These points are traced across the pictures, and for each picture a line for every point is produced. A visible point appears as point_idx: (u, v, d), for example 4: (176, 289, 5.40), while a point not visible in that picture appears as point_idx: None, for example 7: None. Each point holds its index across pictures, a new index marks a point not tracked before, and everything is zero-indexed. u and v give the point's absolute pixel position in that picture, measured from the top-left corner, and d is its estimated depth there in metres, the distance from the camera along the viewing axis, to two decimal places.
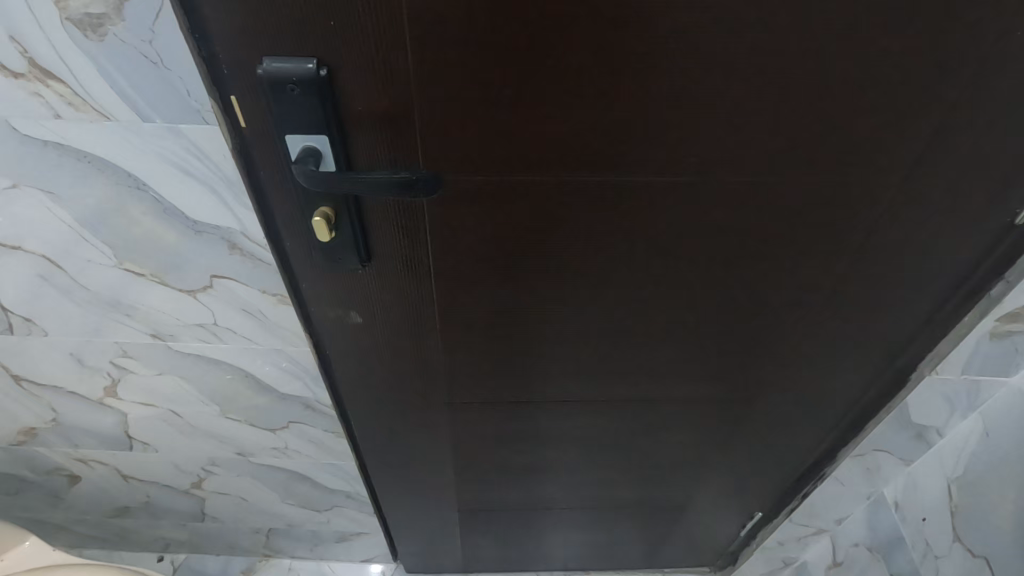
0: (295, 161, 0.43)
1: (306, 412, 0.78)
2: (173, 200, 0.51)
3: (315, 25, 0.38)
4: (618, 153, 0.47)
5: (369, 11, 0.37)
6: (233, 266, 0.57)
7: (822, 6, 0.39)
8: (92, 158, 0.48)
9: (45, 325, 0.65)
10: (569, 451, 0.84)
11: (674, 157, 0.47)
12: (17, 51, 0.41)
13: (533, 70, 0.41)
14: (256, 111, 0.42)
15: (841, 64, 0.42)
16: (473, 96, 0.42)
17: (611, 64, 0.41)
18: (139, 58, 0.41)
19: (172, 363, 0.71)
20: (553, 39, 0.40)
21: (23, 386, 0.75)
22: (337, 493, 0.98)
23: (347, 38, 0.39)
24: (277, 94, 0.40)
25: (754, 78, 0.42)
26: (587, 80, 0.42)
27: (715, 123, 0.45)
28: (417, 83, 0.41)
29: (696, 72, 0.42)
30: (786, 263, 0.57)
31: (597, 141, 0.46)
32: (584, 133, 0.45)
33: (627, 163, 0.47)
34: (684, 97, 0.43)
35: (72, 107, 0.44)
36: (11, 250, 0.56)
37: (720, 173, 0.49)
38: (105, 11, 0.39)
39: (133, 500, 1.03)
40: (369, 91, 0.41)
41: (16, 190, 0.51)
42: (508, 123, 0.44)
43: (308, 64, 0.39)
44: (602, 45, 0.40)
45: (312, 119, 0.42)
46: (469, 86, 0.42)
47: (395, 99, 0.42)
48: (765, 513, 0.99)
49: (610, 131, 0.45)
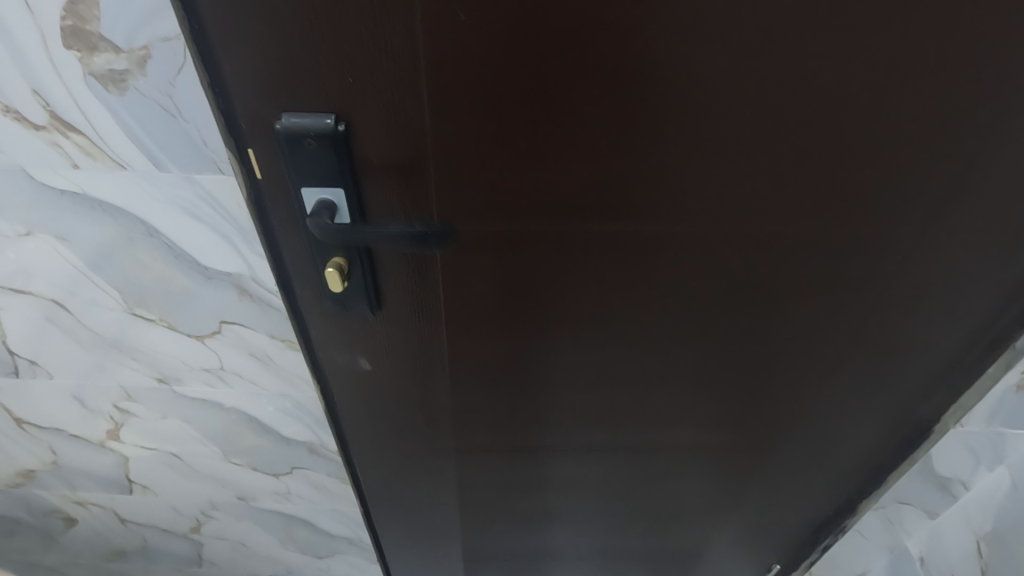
0: (310, 214, 0.43)
1: (309, 455, 0.76)
2: (184, 247, 0.51)
3: (336, 82, 0.38)
4: (631, 202, 0.46)
5: (388, 69, 0.38)
6: (242, 311, 0.56)
7: (837, 64, 0.39)
8: (106, 206, 0.48)
9: (50, 367, 0.64)
10: (579, 499, 0.82)
11: (690, 207, 0.47)
12: (39, 105, 0.42)
13: (548, 121, 0.41)
14: (272, 162, 0.42)
15: (855, 119, 0.42)
16: (487, 147, 0.42)
17: (626, 116, 0.41)
18: (159, 111, 0.41)
19: (176, 406, 0.70)
20: (569, 94, 0.40)
21: (24, 427, 0.74)
22: (338, 538, 0.95)
23: (366, 95, 0.39)
24: (293, 148, 0.40)
25: (772, 129, 0.42)
26: (602, 132, 0.42)
27: (730, 174, 0.45)
28: (434, 136, 0.41)
29: (712, 126, 0.42)
30: (802, 310, 0.56)
31: (611, 191, 0.46)
32: (598, 183, 0.45)
33: (642, 213, 0.47)
34: (700, 149, 0.43)
35: (89, 157, 0.45)
36: (21, 294, 0.56)
37: (735, 223, 0.48)
38: (129, 67, 0.39)
39: (129, 543, 1.00)
40: (386, 145, 0.42)
41: (29, 236, 0.51)
42: (521, 173, 0.44)
43: (325, 120, 0.40)
44: (618, 99, 0.40)
45: (327, 172, 0.42)
46: (485, 138, 0.42)
47: (411, 152, 0.42)
48: (782, 565, 0.95)
49: (625, 181, 0.45)
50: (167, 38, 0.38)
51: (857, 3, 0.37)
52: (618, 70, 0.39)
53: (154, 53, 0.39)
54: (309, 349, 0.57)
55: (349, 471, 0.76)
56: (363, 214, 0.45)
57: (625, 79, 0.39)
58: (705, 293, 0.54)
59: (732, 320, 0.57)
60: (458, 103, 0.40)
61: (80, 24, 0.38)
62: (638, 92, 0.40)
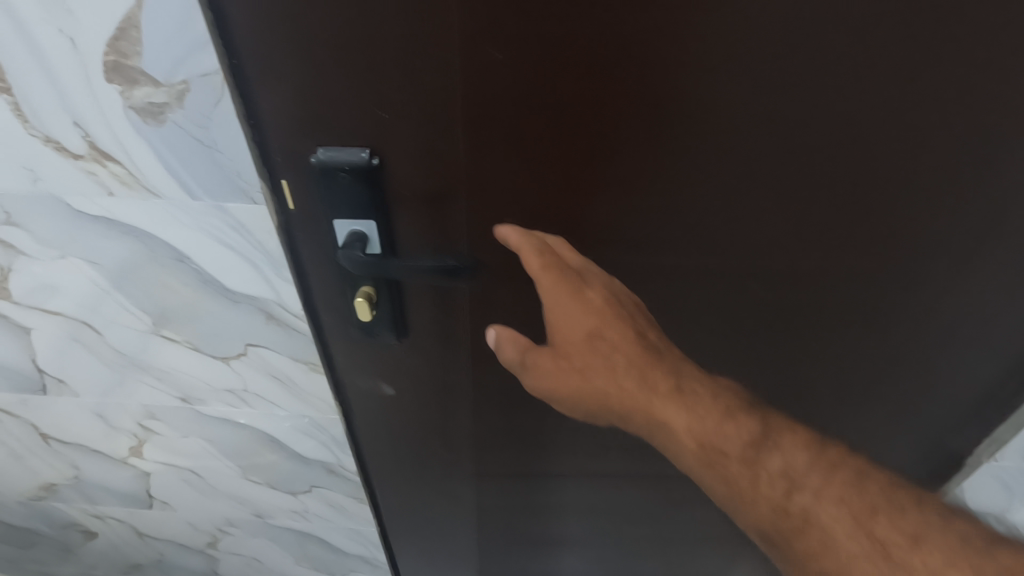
0: (342, 246, 0.44)
1: (327, 476, 0.76)
2: (213, 273, 0.51)
3: (370, 117, 0.39)
4: (659, 234, 0.46)
5: (420, 104, 0.38)
6: (267, 335, 0.57)
7: (873, 99, 0.39)
8: (139, 232, 0.49)
9: (77, 385, 0.65)
10: (597, 523, 0.81)
11: (718, 239, 0.46)
12: (79, 135, 0.42)
13: (580, 156, 0.41)
14: (304, 193, 0.42)
15: (890, 152, 0.42)
16: (518, 181, 0.42)
17: (658, 151, 0.41)
18: (195, 144, 0.42)
19: (198, 426, 0.70)
20: (599, 127, 0.40)
21: (49, 442, 0.74)
22: (353, 557, 0.94)
23: (398, 129, 0.39)
24: (328, 180, 0.41)
25: (802, 162, 0.42)
26: (631, 165, 0.42)
27: (759, 205, 0.44)
28: (464, 168, 0.41)
29: (743, 158, 0.42)
30: (829, 340, 0.55)
31: (640, 223, 0.45)
32: (626, 215, 0.45)
33: (670, 245, 0.47)
34: (731, 182, 0.43)
35: (125, 186, 0.45)
36: (52, 315, 0.57)
37: (765, 254, 0.48)
38: (168, 100, 0.40)
39: (145, 557, 1.00)
40: (417, 177, 0.42)
41: (63, 259, 0.52)
42: (550, 205, 0.44)
43: (360, 154, 0.40)
44: (648, 133, 0.40)
45: (360, 204, 0.42)
46: (514, 170, 0.42)
47: (440, 184, 0.42)
48: None
49: (653, 213, 0.45)
50: (206, 73, 0.38)
51: (893, 40, 0.36)
52: (651, 107, 0.39)
53: (193, 87, 0.39)
54: (334, 372, 0.58)
55: (368, 490, 0.76)
56: (393, 245, 0.46)
57: (658, 116, 0.39)
58: (732, 322, 0.54)
59: (759, 348, 0.56)
60: (490, 138, 0.40)
61: (122, 60, 0.38)
62: (671, 128, 0.40)
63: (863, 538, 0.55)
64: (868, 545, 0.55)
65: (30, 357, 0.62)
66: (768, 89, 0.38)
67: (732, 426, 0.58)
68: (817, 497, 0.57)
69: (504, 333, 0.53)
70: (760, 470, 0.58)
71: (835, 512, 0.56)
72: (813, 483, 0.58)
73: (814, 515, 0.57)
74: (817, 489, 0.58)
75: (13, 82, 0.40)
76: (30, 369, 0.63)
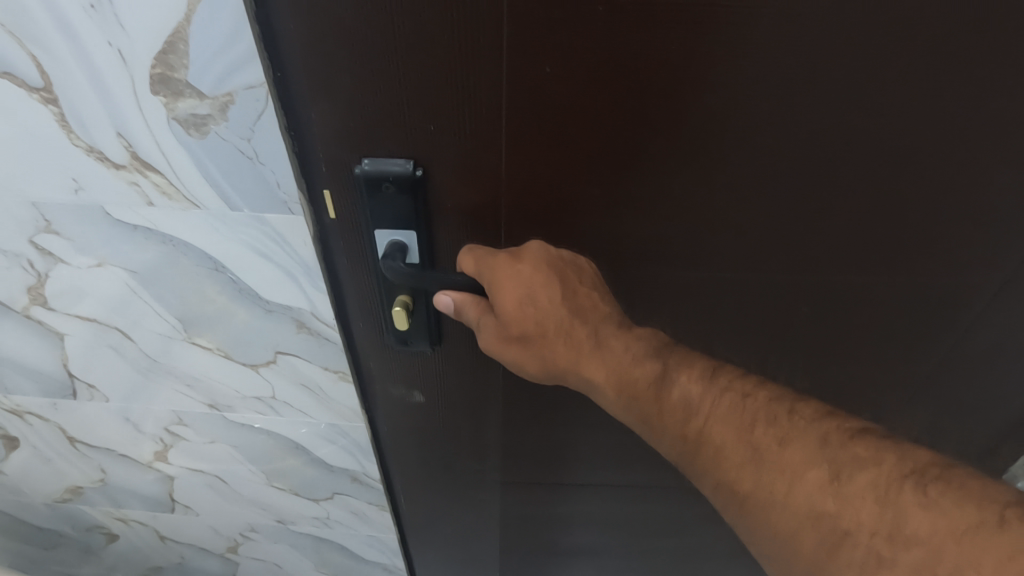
0: (384, 255, 0.43)
1: (351, 484, 0.76)
2: (248, 282, 0.52)
3: (414, 129, 0.39)
4: (701, 247, 0.45)
5: (465, 117, 0.38)
6: (299, 344, 0.57)
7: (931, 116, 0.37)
8: (176, 242, 0.49)
9: (107, 391, 0.66)
10: (619, 535, 0.80)
11: (762, 252, 0.45)
12: (122, 146, 0.42)
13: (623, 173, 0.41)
14: (345, 204, 0.42)
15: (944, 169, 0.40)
16: (560, 196, 0.42)
17: (703, 165, 0.40)
18: (238, 155, 0.42)
19: (224, 432, 0.70)
20: (644, 140, 0.39)
21: (77, 446, 0.75)
22: (373, 565, 0.94)
23: (441, 141, 0.39)
24: (372, 191, 0.41)
25: (856, 176, 0.40)
26: (676, 178, 0.41)
27: (807, 219, 0.43)
28: (505, 180, 0.41)
29: (794, 172, 0.40)
30: (868, 357, 0.54)
31: (681, 235, 0.44)
32: (668, 226, 0.44)
33: (711, 257, 0.46)
34: (780, 196, 0.42)
35: (165, 196, 0.46)
36: (87, 321, 0.58)
37: (810, 266, 0.46)
38: (211, 112, 0.40)
39: (167, 560, 1.01)
40: (458, 188, 0.42)
41: (100, 267, 0.52)
42: (591, 216, 0.43)
43: (405, 164, 0.40)
44: (696, 146, 0.39)
45: (402, 215, 0.42)
46: (556, 181, 0.42)
47: (481, 195, 0.42)
48: None
49: (696, 226, 0.44)
50: (251, 85, 0.39)
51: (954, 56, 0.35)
52: (694, 125, 0.38)
53: (238, 99, 0.39)
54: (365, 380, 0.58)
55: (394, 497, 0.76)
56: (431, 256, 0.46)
57: (703, 135, 0.39)
58: (768, 337, 0.52)
59: (794, 370, 0.55)
60: (533, 155, 0.40)
61: (169, 72, 0.38)
62: (714, 146, 0.39)
63: (835, 498, 0.36)
64: (871, 501, 0.35)
65: (63, 362, 0.62)
66: (822, 107, 0.37)
67: (686, 372, 0.43)
68: (781, 446, 0.38)
69: (459, 297, 0.44)
70: (659, 403, 0.42)
71: (804, 459, 0.38)
72: (763, 412, 0.41)
73: (710, 430, 0.40)
74: (779, 445, 0.38)
75: (60, 94, 0.40)
76: (62, 374, 0.64)
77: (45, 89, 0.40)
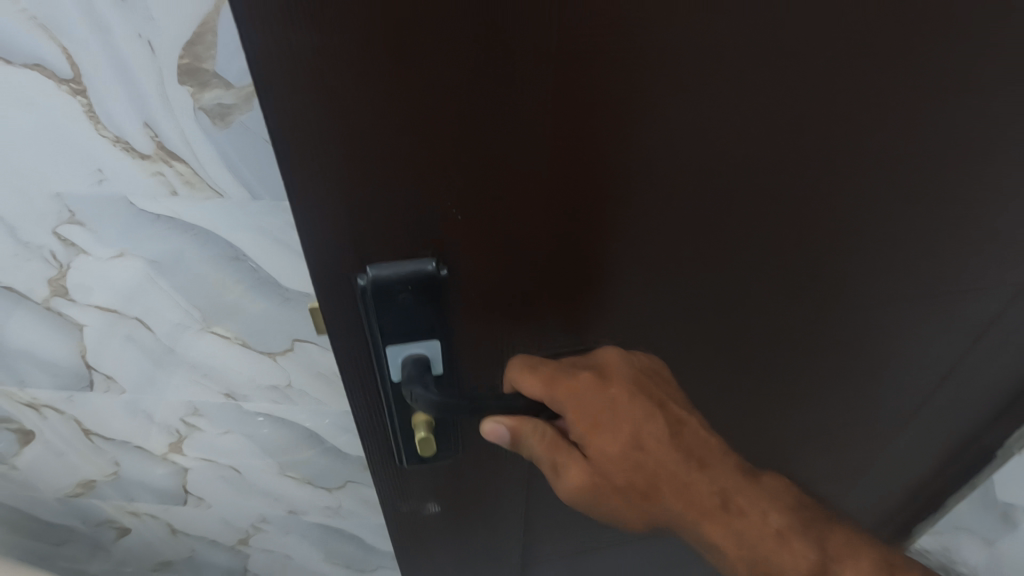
0: (407, 383, 0.37)
1: (364, 472, 0.77)
2: (268, 271, 0.53)
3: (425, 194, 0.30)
4: (733, 274, 0.41)
5: (488, 175, 0.30)
6: (316, 332, 0.58)
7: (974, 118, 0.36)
8: (198, 231, 0.50)
9: (124, 381, 0.67)
10: (633, 540, 0.78)
11: (791, 270, 0.42)
12: (148, 136, 0.44)
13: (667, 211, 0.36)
14: (343, 310, 0.34)
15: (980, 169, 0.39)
16: (598, 244, 0.36)
17: (748, 194, 0.36)
18: (261, 144, 0.43)
19: (239, 423, 0.71)
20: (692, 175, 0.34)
21: (92, 439, 0.76)
22: (384, 555, 0.96)
23: (456, 204, 0.31)
24: (383, 304, 0.34)
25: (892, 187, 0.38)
26: (718, 210, 0.36)
27: (839, 234, 0.40)
28: (529, 238, 0.34)
29: (837, 188, 0.37)
30: (885, 356, 0.53)
31: (716, 264, 0.40)
32: (702, 260, 0.39)
33: (742, 283, 0.42)
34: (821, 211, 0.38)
35: (189, 185, 0.47)
36: (108, 313, 0.59)
37: (835, 278, 0.44)
38: (236, 102, 0.41)
39: (177, 554, 1.02)
40: (471, 255, 0.34)
41: (121, 257, 0.53)
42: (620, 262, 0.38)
43: (427, 266, 0.33)
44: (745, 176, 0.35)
45: (421, 325, 0.35)
46: (586, 235, 0.35)
47: (495, 259, 0.35)
48: None
49: (731, 256, 0.40)
50: None
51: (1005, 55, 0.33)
52: (744, 151, 0.33)
53: None
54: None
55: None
56: (452, 356, 0.39)
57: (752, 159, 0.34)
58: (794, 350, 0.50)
59: (817, 375, 0.53)
60: (571, 204, 0.33)
61: (196, 63, 0.39)
62: (766, 174, 0.35)
63: None
64: None
65: (81, 353, 0.63)
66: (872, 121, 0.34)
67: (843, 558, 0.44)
68: None
69: (512, 423, 0.41)
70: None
71: None
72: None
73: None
74: None
75: (88, 85, 0.41)
76: (80, 366, 0.65)
77: (74, 81, 0.41)
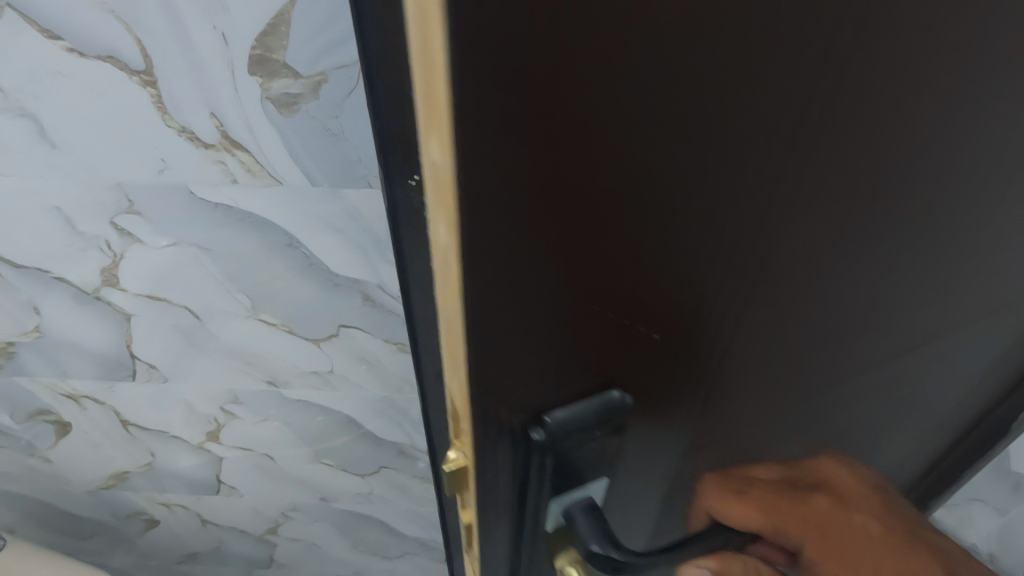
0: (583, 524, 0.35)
1: (397, 457, 0.80)
2: (320, 257, 0.54)
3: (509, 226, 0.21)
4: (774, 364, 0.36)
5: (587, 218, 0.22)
6: (362, 317, 0.60)
7: None
8: (254, 219, 0.52)
9: (166, 370, 0.68)
10: None
11: (820, 364, 0.38)
12: (213, 125, 0.45)
13: (782, 266, 0.29)
14: (500, 443, 0.30)
15: None
16: (671, 304, 0.28)
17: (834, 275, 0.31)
18: (324, 132, 0.45)
19: (278, 409, 0.73)
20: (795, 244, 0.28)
21: (129, 429, 0.77)
22: (411, 540, 0.98)
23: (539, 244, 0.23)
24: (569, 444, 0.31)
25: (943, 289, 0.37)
26: (793, 292, 0.31)
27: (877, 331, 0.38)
28: (595, 302, 0.26)
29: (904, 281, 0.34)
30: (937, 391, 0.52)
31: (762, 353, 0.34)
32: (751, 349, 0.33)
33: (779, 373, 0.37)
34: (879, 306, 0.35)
35: (250, 173, 0.48)
36: (157, 301, 0.60)
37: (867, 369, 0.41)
38: (303, 91, 0.43)
39: (204, 545, 1.03)
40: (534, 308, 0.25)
41: (176, 246, 0.54)
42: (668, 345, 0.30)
43: (614, 392, 0.31)
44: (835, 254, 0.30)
45: (596, 464, 0.33)
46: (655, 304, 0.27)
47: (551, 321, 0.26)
48: None
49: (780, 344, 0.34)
50: (345, 65, 0.42)
51: None
52: (857, 224, 0.29)
53: (330, 79, 0.42)
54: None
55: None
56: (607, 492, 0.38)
57: (891, 205, 0.29)
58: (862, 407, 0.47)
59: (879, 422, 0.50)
60: (670, 248, 0.25)
61: (268, 54, 0.41)
62: (858, 254, 0.31)
63: None
64: None
65: (127, 343, 0.65)
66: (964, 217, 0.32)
67: None
68: None
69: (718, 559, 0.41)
70: None
71: None
72: None
73: None
74: None
75: (159, 77, 0.42)
76: (124, 356, 0.66)
77: (145, 72, 0.42)
